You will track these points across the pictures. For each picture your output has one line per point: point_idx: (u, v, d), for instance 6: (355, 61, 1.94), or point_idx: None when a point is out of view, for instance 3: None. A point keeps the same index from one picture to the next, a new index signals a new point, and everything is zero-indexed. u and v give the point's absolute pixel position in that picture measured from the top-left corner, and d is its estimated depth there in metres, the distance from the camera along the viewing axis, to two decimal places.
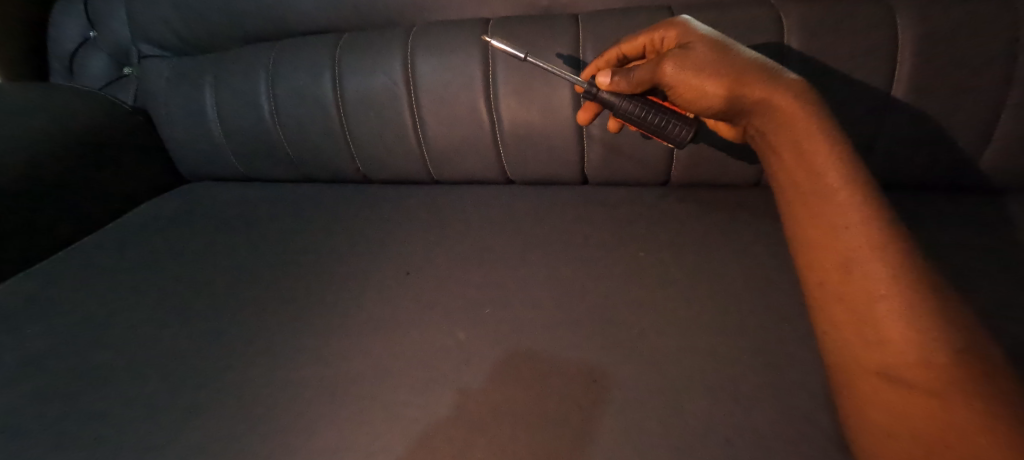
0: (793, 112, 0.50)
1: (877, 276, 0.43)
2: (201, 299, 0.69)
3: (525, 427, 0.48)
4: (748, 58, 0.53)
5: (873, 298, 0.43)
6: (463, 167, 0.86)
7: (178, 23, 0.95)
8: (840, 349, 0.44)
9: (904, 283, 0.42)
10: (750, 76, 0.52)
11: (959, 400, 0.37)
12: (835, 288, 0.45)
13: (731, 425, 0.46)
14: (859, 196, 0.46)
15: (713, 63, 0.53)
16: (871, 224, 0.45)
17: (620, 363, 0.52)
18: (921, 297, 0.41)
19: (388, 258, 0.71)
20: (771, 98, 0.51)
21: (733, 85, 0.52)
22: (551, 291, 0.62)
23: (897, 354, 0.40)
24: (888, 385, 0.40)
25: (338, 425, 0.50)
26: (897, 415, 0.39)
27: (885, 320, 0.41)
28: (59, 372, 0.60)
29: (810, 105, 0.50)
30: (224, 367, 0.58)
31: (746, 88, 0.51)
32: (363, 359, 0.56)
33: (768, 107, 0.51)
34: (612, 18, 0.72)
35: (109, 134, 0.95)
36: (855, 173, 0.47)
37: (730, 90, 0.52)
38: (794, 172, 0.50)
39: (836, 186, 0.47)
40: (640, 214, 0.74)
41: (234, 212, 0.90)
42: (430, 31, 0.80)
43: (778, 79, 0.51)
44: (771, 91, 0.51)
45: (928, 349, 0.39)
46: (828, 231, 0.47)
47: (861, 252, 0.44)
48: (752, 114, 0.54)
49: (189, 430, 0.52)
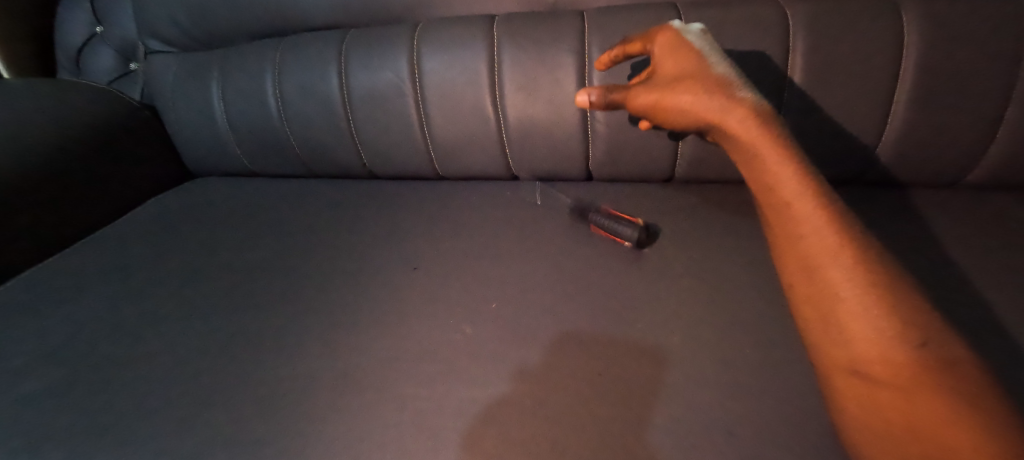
0: (749, 138, 0.52)
1: (837, 281, 0.46)
2: (213, 292, 0.71)
3: (533, 421, 0.49)
4: (717, 78, 0.54)
5: (836, 301, 0.46)
6: (468, 163, 0.86)
7: (185, 19, 0.95)
8: (817, 348, 0.47)
9: (862, 287, 0.45)
10: (713, 100, 0.53)
11: (922, 393, 0.39)
12: (803, 292, 0.49)
13: (733, 419, 0.47)
14: (817, 206, 0.49)
15: (678, 89, 0.54)
16: (828, 232, 0.48)
17: (624, 358, 0.53)
18: (875, 299, 0.44)
19: (395, 252, 0.72)
20: (729, 124, 0.53)
21: (694, 109, 0.54)
22: (556, 285, 0.63)
23: (861, 351, 0.43)
24: (857, 380, 0.43)
25: (348, 418, 0.52)
26: (868, 408, 0.41)
27: (847, 321, 0.45)
28: (79, 363, 0.62)
29: (773, 132, 0.52)
30: (234, 361, 0.60)
31: (706, 112, 0.53)
32: (373, 353, 0.58)
33: (727, 133, 0.53)
34: (619, 16, 0.73)
35: (117, 131, 0.97)
36: (816, 186, 0.51)
37: (691, 114, 0.54)
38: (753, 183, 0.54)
39: (793, 199, 0.51)
40: (645, 211, 0.75)
41: (241, 207, 0.91)
42: (436, 27, 0.80)
43: (738, 106, 0.53)
44: (728, 119, 0.53)
45: (888, 346, 0.42)
46: (793, 240, 0.50)
47: (821, 258, 0.48)
48: (718, 137, 0.56)
49: (207, 418, 0.54)
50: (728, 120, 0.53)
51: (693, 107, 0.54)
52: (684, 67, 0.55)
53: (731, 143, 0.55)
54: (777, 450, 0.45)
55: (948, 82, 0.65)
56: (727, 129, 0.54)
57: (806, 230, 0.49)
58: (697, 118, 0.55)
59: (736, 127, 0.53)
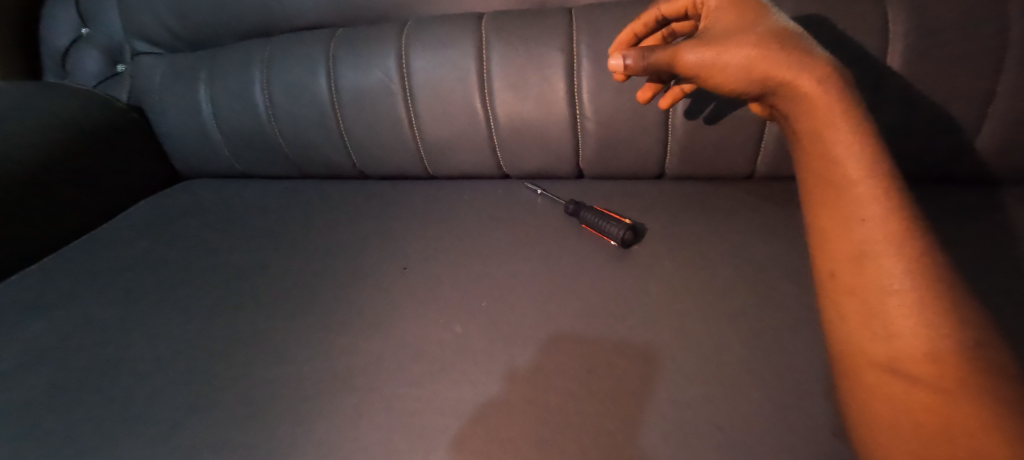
0: (819, 99, 0.47)
1: (892, 270, 0.41)
2: (202, 294, 0.70)
3: (524, 418, 0.49)
4: (783, 34, 0.49)
5: (885, 292, 0.41)
6: (459, 162, 0.86)
7: (172, 19, 0.94)
8: (850, 341, 0.42)
9: (919, 279, 0.40)
10: (781, 54, 0.48)
11: (969, 398, 0.35)
12: (847, 280, 0.44)
13: (722, 413, 0.47)
14: (881, 189, 0.44)
15: (739, 42, 0.49)
16: (892, 218, 0.43)
17: (614, 354, 0.53)
18: (933, 293, 0.39)
19: (386, 252, 0.72)
20: (798, 81, 0.47)
21: (758, 64, 0.48)
22: (548, 282, 0.63)
23: (905, 347, 0.39)
24: (893, 378, 0.39)
25: (339, 418, 0.51)
26: (899, 407, 0.38)
27: (895, 313, 0.40)
28: (66, 368, 0.61)
29: (844, 99, 0.46)
30: (223, 363, 0.59)
31: (773, 66, 0.48)
32: (364, 353, 0.57)
33: (793, 93, 0.48)
34: (607, 13, 0.73)
35: (106, 133, 0.96)
36: (881, 167, 0.45)
37: (753, 69, 0.49)
38: (810, 156, 0.48)
39: (856, 179, 0.45)
40: (637, 208, 0.75)
41: (231, 208, 0.90)
42: (425, 25, 0.80)
43: (809, 63, 0.47)
44: (797, 75, 0.47)
45: (937, 345, 0.38)
46: (846, 222, 0.45)
47: (877, 244, 0.42)
48: (776, 101, 0.51)
49: (196, 420, 0.54)
50: (797, 78, 0.47)
51: (753, 63, 0.49)
52: (745, 21, 0.51)
53: (791, 107, 0.49)
54: (767, 445, 0.45)
55: (936, 74, 0.65)
56: (788, 87, 0.48)
57: (866, 212, 0.44)
58: (755, 76, 0.49)
59: (807, 86, 0.47)
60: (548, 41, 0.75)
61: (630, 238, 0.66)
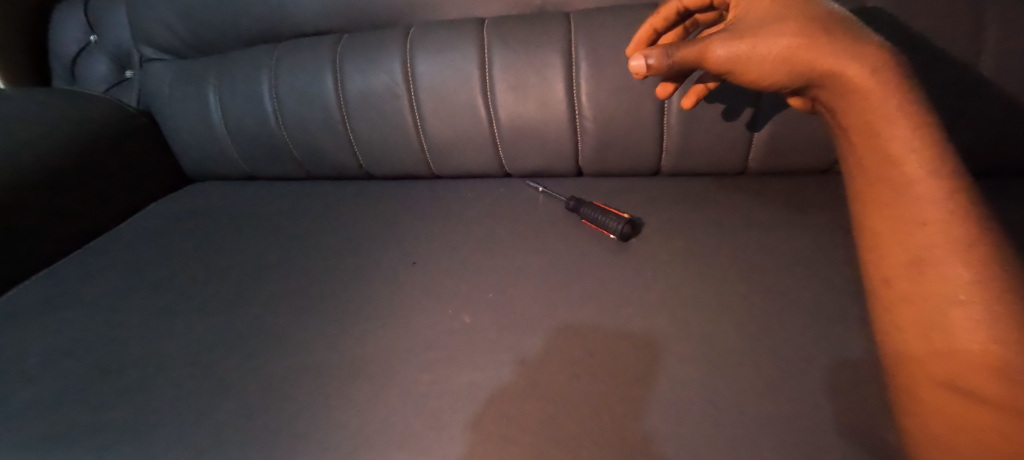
0: (869, 87, 0.43)
1: (956, 278, 0.39)
2: (218, 291, 0.73)
3: (531, 400, 0.52)
4: (822, 18, 0.46)
5: (948, 304, 0.39)
6: (462, 161, 0.89)
7: (181, 27, 0.97)
8: (905, 353, 0.41)
9: (986, 289, 0.38)
10: (823, 41, 0.45)
11: None
12: (903, 288, 0.42)
13: (716, 391, 0.51)
14: (944, 188, 0.41)
15: (775, 30, 0.46)
16: (957, 220, 0.40)
17: (614, 340, 0.57)
18: (1004, 304, 0.37)
19: (395, 248, 0.75)
20: (844, 69, 0.44)
21: (799, 54, 0.46)
22: (551, 274, 0.66)
23: (966, 362, 0.37)
24: (954, 394, 0.37)
25: (355, 404, 0.54)
26: (958, 423, 0.36)
27: (959, 326, 0.38)
28: (90, 362, 0.64)
29: (897, 85, 0.43)
30: (242, 355, 0.62)
31: (816, 54, 0.45)
32: (376, 343, 0.60)
33: (839, 82, 0.45)
34: (604, 17, 0.76)
35: (117, 138, 0.99)
36: (944, 160, 0.41)
37: (794, 60, 0.46)
38: (862, 151, 0.45)
39: (915, 176, 0.42)
40: (634, 203, 0.78)
41: (241, 209, 0.93)
42: (428, 30, 0.83)
43: (856, 47, 0.44)
44: (843, 62, 0.44)
45: (1007, 360, 0.36)
46: (903, 225, 0.42)
47: (938, 250, 0.40)
48: (821, 91, 0.47)
49: (219, 408, 0.56)
50: (842, 65, 0.44)
51: (790, 51, 0.46)
52: (779, 6, 0.47)
53: (835, 96, 0.46)
54: (757, 418, 0.48)
55: None
56: (833, 75, 0.45)
57: (927, 215, 0.41)
58: (792, 66, 0.47)
59: (856, 73, 0.44)
60: (547, 45, 0.78)
61: (628, 232, 0.69)
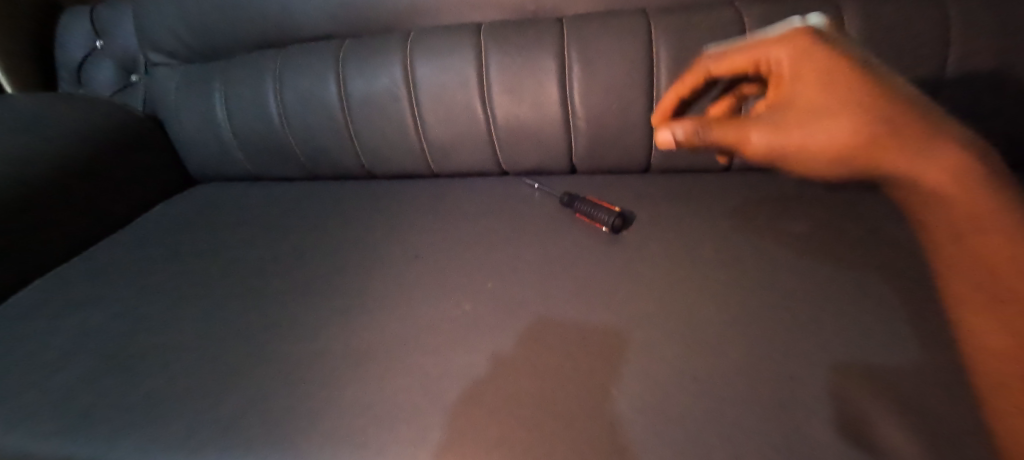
0: (946, 188, 0.39)
1: None
2: (227, 285, 0.76)
3: (527, 379, 0.55)
4: (890, 104, 0.43)
5: None
6: (460, 160, 0.93)
7: (187, 33, 1.00)
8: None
9: None
10: (888, 137, 0.42)
11: None
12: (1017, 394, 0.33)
13: (701, 367, 0.53)
14: None
15: (831, 122, 0.44)
16: None
17: (606, 324, 0.60)
18: None
19: (397, 243, 0.78)
20: (914, 169, 0.41)
21: (857, 149, 0.43)
22: (546, 265, 0.70)
23: None
24: None
25: (361, 386, 0.57)
26: None
27: None
28: (106, 353, 0.67)
29: (986, 185, 0.38)
30: (252, 344, 0.65)
31: (880, 151, 0.42)
32: (381, 330, 0.63)
33: (906, 180, 0.41)
34: (594, 22, 0.80)
35: (124, 141, 1.02)
36: None
37: (849, 155, 0.44)
38: (940, 250, 0.40)
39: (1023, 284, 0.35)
40: (626, 198, 0.82)
41: (246, 208, 0.96)
42: (426, 35, 0.87)
43: (930, 144, 0.40)
44: (913, 161, 0.40)
45: None
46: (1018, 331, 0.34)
47: None
48: (888, 182, 0.44)
49: (232, 392, 0.59)
50: (910, 164, 0.41)
51: (847, 144, 0.44)
52: (835, 92, 0.45)
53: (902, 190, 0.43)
54: (739, 389, 0.51)
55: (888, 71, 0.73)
56: (897, 173, 0.42)
57: None
58: (851, 157, 0.44)
59: (928, 174, 0.40)
60: (542, 47, 0.81)
61: (620, 225, 0.73)
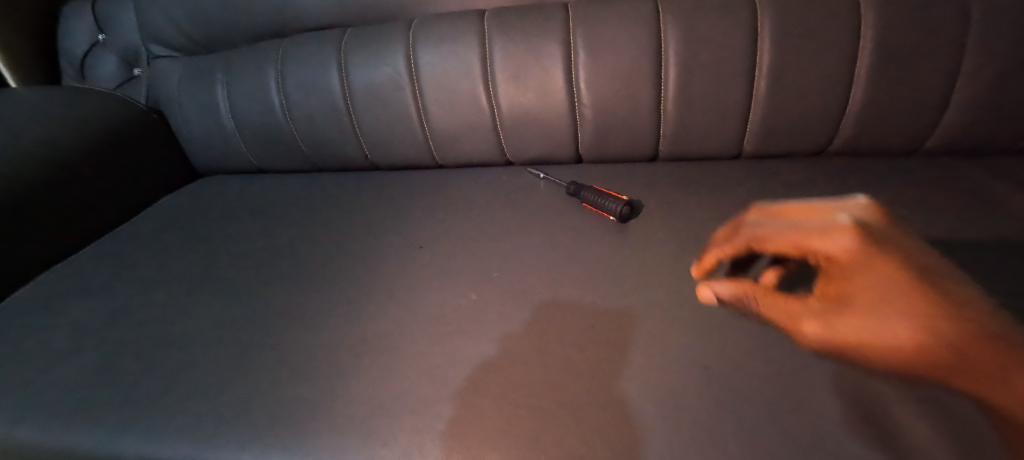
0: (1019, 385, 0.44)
1: None
2: (230, 277, 0.75)
3: (534, 369, 0.54)
4: (934, 323, 0.49)
5: None
6: (465, 150, 0.91)
7: (188, 24, 0.99)
8: None
9: None
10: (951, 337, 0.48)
11: None
12: None
13: (712, 355, 0.52)
14: None
15: (888, 331, 0.49)
16: None
17: (614, 313, 0.59)
18: None
19: (401, 234, 0.77)
20: (989, 374, 0.45)
21: (932, 350, 0.48)
22: (552, 255, 0.69)
23: None
24: None
25: (366, 377, 0.56)
26: None
27: None
28: (111, 345, 0.67)
29: None
30: (256, 336, 0.64)
31: (954, 351, 0.47)
32: (386, 321, 0.62)
33: (985, 380, 0.45)
34: (600, 7, 0.78)
35: (128, 133, 1.02)
36: None
37: (930, 351, 0.48)
38: None
39: None
40: (634, 187, 0.80)
41: (250, 200, 0.96)
42: (429, 22, 0.85)
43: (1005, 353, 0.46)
44: (981, 360, 0.46)
45: None
46: None
47: None
48: (974, 376, 0.46)
49: (236, 384, 0.59)
50: (981, 366, 0.46)
51: (914, 346, 0.48)
52: (887, 313, 0.51)
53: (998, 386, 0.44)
54: (751, 378, 0.50)
55: (904, 53, 0.71)
56: (972, 372, 0.46)
57: None
58: (925, 354, 0.48)
59: (1006, 378, 0.44)
60: (546, 34, 0.80)
61: (627, 213, 0.71)
